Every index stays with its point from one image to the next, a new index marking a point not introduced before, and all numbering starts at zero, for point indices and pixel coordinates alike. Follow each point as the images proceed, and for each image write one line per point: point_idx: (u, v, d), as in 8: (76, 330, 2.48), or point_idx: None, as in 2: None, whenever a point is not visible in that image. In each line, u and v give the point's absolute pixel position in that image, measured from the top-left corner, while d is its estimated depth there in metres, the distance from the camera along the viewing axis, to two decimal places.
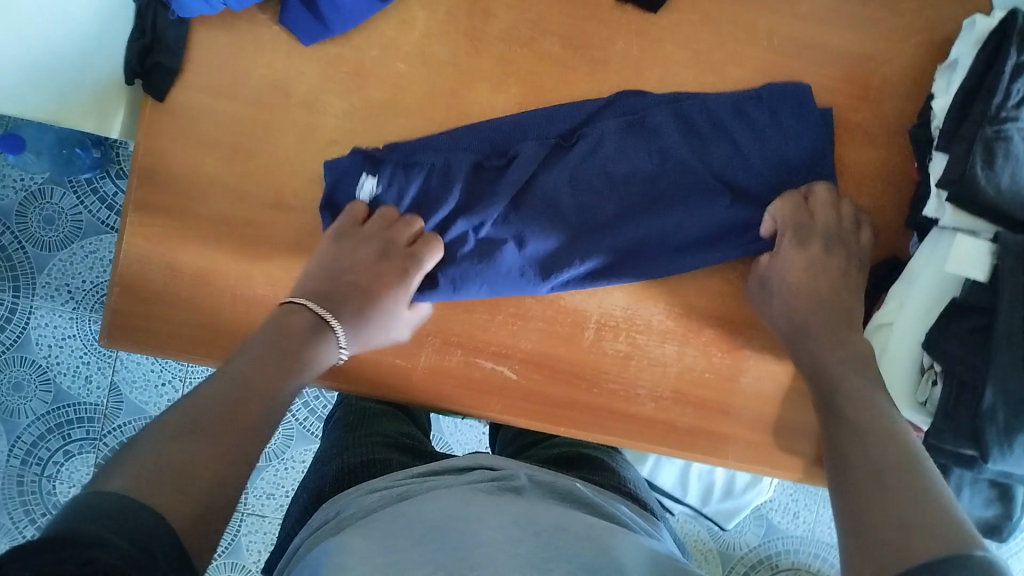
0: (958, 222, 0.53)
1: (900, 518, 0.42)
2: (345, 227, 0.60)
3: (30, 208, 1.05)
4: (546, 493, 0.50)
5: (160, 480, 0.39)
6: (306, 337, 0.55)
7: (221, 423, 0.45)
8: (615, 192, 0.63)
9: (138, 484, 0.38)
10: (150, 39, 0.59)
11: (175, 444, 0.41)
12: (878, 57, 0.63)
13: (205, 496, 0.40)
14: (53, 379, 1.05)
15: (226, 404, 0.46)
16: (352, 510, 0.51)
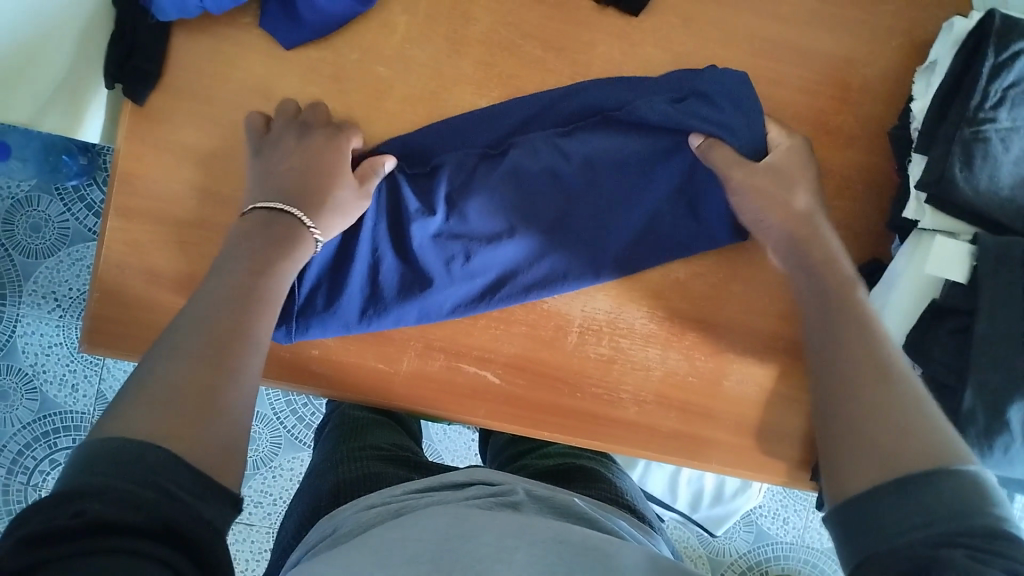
0: (937, 222, 0.54)
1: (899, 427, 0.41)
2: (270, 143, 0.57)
3: (17, 215, 1.04)
4: (543, 507, 0.50)
5: (165, 399, 0.39)
6: (278, 230, 0.52)
7: (202, 345, 0.42)
8: (555, 197, 0.63)
9: (147, 411, 0.38)
10: (131, 45, 0.60)
11: (182, 374, 0.40)
12: (857, 60, 0.64)
13: (220, 426, 0.39)
14: (40, 387, 1.04)
15: (206, 326, 0.43)
16: (349, 526, 0.51)
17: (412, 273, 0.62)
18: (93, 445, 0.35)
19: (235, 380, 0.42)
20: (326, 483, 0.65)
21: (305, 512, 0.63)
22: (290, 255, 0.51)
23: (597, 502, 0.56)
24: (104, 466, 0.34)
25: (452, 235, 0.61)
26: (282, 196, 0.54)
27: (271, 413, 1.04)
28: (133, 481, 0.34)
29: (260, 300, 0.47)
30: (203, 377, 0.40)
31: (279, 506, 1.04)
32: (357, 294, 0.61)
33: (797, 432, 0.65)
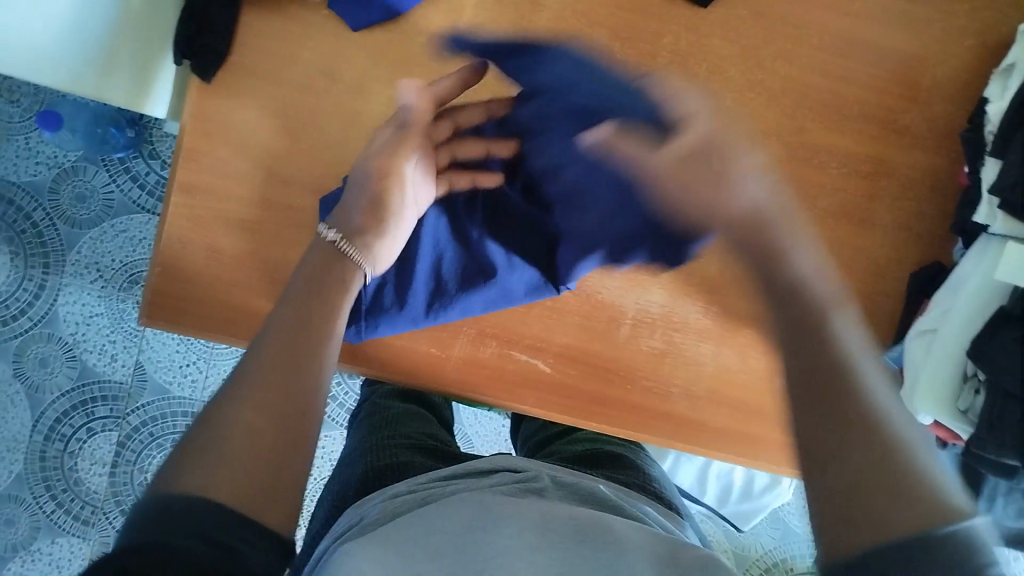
0: (1008, 228, 0.52)
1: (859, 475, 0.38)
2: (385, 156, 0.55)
3: (63, 185, 1.05)
4: (568, 493, 0.51)
5: (210, 449, 0.37)
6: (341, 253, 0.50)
7: (262, 370, 0.40)
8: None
9: (200, 465, 0.36)
10: (200, 22, 0.60)
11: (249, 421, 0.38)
12: (928, 60, 0.63)
13: (277, 465, 0.38)
14: (80, 357, 1.06)
15: (269, 355, 0.41)
16: (377, 514, 0.51)
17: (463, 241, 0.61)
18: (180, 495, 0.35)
19: (295, 409, 0.39)
20: (357, 470, 0.66)
21: (341, 495, 0.64)
22: (350, 296, 0.49)
23: (622, 489, 0.57)
24: (161, 513, 0.34)
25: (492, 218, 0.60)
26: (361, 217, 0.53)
27: None
28: (207, 520, 0.34)
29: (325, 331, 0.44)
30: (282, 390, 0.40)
31: (312, 484, 1.05)
32: (421, 288, 0.61)
33: None
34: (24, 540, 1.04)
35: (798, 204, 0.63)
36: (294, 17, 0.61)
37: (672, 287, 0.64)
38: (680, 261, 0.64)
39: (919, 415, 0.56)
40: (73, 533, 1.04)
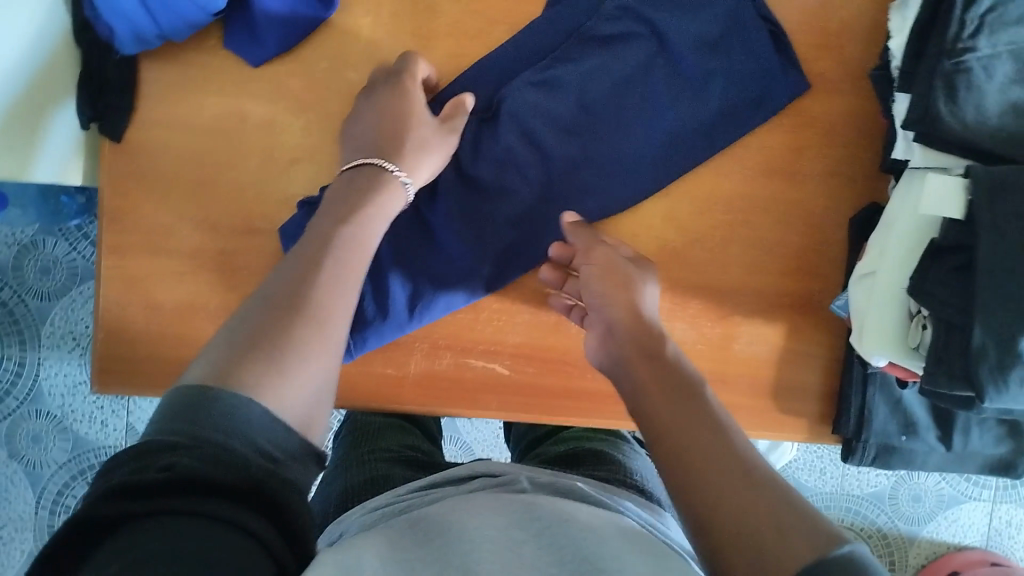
0: (928, 160, 0.53)
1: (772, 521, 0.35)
2: (370, 109, 0.58)
3: (25, 261, 1.05)
4: (546, 492, 0.50)
5: (248, 355, 0.40)
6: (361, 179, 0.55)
7: (270, 319, 0.42)
8: (569, 143, 0.62)
9: (235, 366, 0.39)
10: (99, 79, 0.60)
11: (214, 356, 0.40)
12: (833, 3, 0.62)
13: (301, 389, 0.41)
14: (71, 427, 1.06)
15: (269, 305, 0.43)
16: (355, 530, 0.51)
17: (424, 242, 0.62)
18: (195, 391, 0.37)
19: (313, 341, 0.42)
20: (337, 487, 0.65)
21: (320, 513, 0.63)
22: (376, 216, 0.53)
23: (601, 485, 0.55)
24: (204, 411, 0.37)
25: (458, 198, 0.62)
26: (373, 138, 0.57)
27: None
28: (221, 441, 0.35)
29: (336, 271, 0.47)
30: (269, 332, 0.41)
31: None
32: (400, 294, 0.60)
33: (814, 385, 0.65)
34: None
35: (727, 167, 0.63)
36: (196, 63, 0.61)
37: None
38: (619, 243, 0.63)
39: (872, 357, 0.56)
40: None
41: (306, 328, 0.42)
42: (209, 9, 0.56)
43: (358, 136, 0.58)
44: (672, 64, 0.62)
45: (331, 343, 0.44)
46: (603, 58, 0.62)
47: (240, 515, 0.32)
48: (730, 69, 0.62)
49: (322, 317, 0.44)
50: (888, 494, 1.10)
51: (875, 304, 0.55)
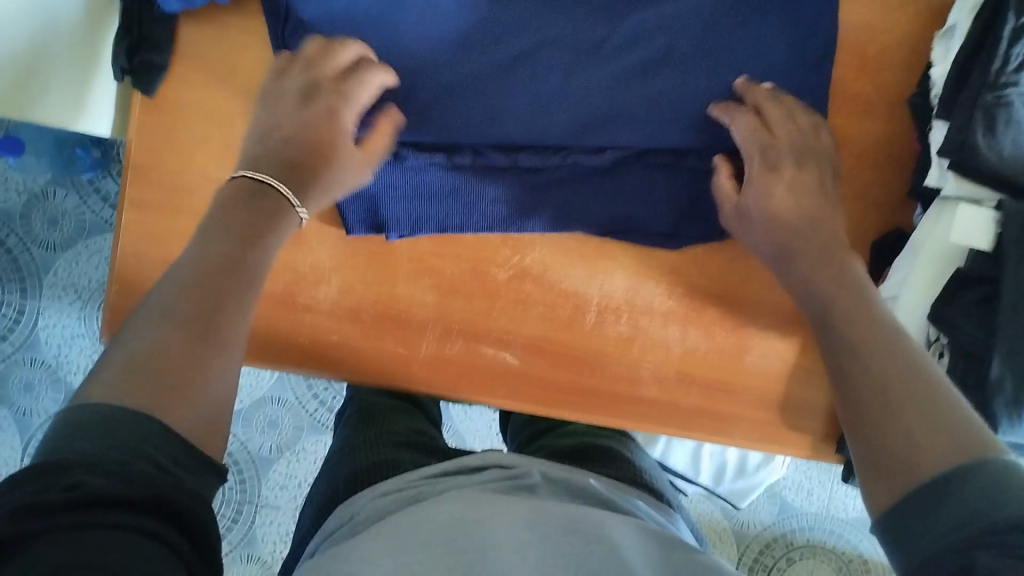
0: (961, 189, 0.53)
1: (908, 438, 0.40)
2: (280, 92, 0.57)
3: (33, 210, 1.05)
4: (558, 489, 0.51)
5: (143, 366, 0.38)
6: (267, 204, 0.51)
7: (193, 287, 0.43)
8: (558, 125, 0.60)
9: (121, 379, 0.38)
10: (139, 36, 0.59)
11: (165, 346, 0.40)
12: (874, 25, 0.62)
13: (205, 403, 0.40)
14: (64, 379, 1.05)
15: (179, 293, 0.42)
16: (364, 515, 0.51)
17: (442, 233, 0.63)
18: (86, 406, 0.36)
19: (209, 352, 0.41)
20: (347, 469, 0.65)
21: (326, 497, 0.64)
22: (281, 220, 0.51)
23: (614, 482, 0.57)
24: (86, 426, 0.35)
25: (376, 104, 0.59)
26: (279, 166, 0.54)
27: (294, 399, 1.06)
28: (124, 455, 0.35)
29: (238, 277, 0.45)
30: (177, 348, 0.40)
31: (304, 489, 1.05)
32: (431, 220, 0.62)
33: (820, 404, 0.65)
34: None
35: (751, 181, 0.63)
36: (234, 26, 0.60)
37: (636, 271, 0.64)
38: (640, 245, 0.64)
39: None
40: None
41: (224, 365, 0.42)
42: None
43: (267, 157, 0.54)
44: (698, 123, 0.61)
45: (231, 356, 0.42)
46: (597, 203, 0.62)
47: (151, 526, 0.33)
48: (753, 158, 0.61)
49: (219, 345, 0.42)
50: (871, 520, 1.11)
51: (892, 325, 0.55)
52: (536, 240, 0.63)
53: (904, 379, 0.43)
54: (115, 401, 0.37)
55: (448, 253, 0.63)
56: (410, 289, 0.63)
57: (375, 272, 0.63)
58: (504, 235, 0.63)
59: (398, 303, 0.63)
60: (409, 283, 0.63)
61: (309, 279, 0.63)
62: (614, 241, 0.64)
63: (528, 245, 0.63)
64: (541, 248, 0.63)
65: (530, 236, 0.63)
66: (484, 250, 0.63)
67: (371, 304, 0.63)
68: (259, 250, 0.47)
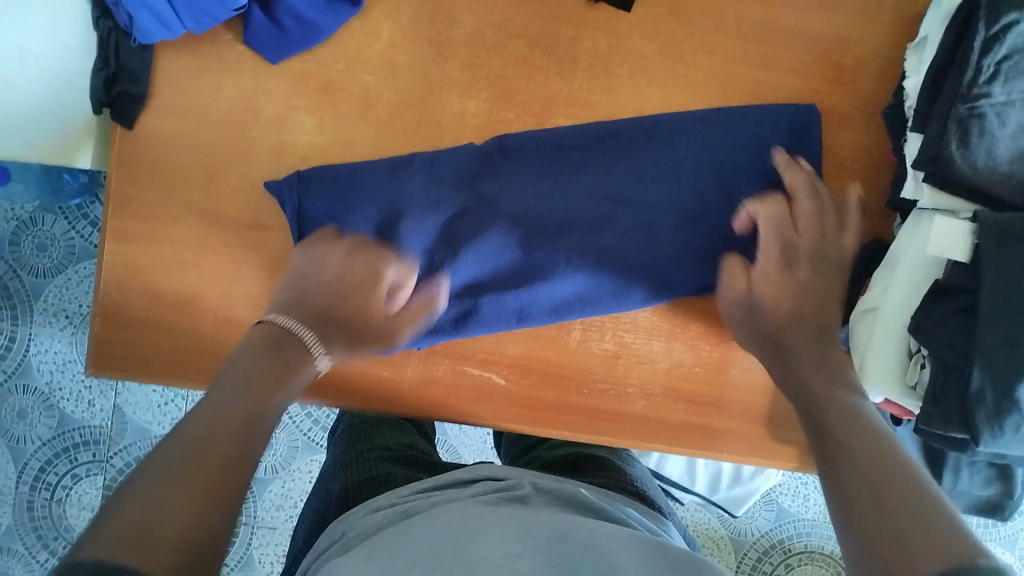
0: (936, 201, 0.53)
1: (898, 536, 0.38)
2: (328, 241, 0.59)
3: (22, 236, 1.04)
4: (550, 499, 0.51)
5: (153, 525, 0.37)
6: (291, 349, 0.54)
7: (192, 481, 0.40)
8: (557, 204, 0.62)
9: (116, 543, 0.35)
10: (116, 68, 0.59)
11: (191, 504, 0.39)
12: (849, 38, 0.62)
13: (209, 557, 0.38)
14: (57, 405, 1.05)
15: (237, 410, 0.47)
16: (357, 531, 0.51)
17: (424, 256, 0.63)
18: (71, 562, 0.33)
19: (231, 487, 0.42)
20: (338, 486, 0.65)
21: (316, 514, 0.64)
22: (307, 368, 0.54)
23: (605, 490, 0.57)
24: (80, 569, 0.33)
25: (329, 189, 0.60)
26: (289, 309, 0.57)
27: (289, 420, 1.05)
28: None
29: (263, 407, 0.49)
30: (183, 517, 0.38)
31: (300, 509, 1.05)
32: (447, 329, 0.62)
33: None
34: None
35: None
36: (211, 57, 0.60)
37: None
38: None
39: (870, 394, 0.56)
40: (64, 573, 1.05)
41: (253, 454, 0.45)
42: (233, 6, 0.56)
43: (288, 305, 0.57)
44: (629, 137, 0.63)
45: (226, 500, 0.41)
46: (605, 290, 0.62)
47: None
48: (771, 113, 0.62)
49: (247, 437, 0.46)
50: None
51: (876, 340, 0.55)
52: None
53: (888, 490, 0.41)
54: (103, 555, 0.34)
55: None
56: None
57: None
58: None
59: None
60: None
61: None
62: None
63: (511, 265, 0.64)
64: None
65: None
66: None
67: None
68: (248, 427, 0.46)
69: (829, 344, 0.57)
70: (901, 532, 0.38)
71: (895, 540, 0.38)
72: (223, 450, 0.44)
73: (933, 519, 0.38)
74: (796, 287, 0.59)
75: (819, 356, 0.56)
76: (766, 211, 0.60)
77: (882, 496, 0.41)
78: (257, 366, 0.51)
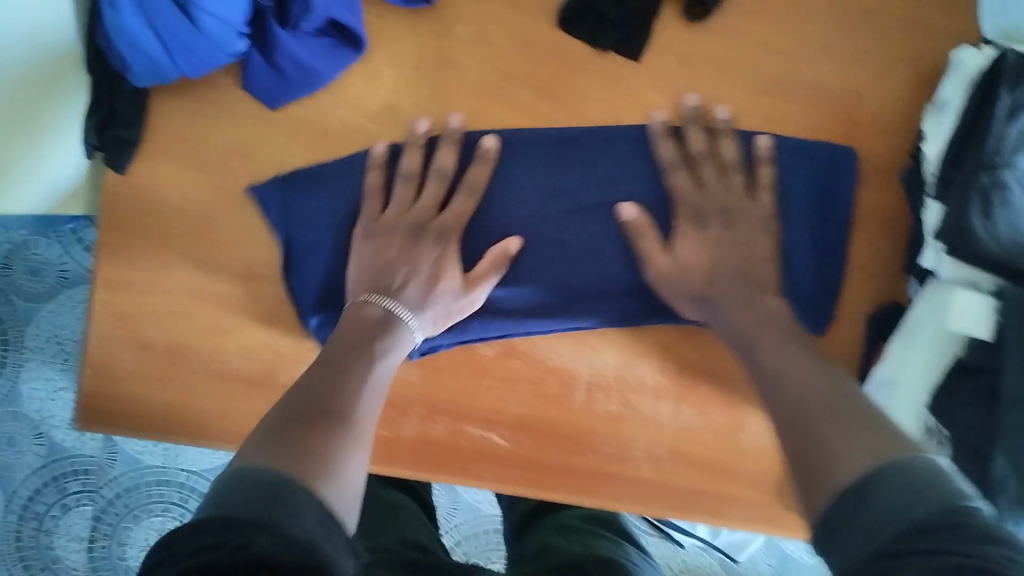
0: (956, 273, 0.52)
1: (832, 471, 0.40)
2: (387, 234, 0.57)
3: (15, 260, 1.03)
4: None
5: (269, 443, 0.41)
6: (380, 318, 0.53)
7: (282, 425, 0.42)
8: (565, 204, 0.59)
9: (230, 480, 0.38)
10: (110, 113, 0.58)
11: (291, 436, 0.41)
12: (864, 93, 0.61)
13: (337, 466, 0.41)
14: (47, 432, 1.02)
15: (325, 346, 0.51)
16: None
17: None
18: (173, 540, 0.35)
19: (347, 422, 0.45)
20: None
21: None
22: (390, 348, 0.52)
23: None
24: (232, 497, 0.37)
25: (309, 188, 0.58)
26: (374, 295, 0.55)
27: None
28: (229, 554, 0.33)
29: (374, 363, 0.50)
30: (284, 460, 0.40)
31: None
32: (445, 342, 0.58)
33: None
34: None
35: None
36: (208, 102, 0.59)
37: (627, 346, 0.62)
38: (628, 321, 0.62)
39: None
40: None
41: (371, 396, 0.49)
42: (229, 50, 0.54)
43: (372, 268, 0.56)
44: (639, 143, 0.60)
45: (349, 440, 0.44)
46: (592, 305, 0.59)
47: None
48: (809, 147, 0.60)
49: (359, 432, 0.45)
50: None
51: (893, 415, 0.53)
52: None
53: (811, 410, 0.44)
54: (203, 524, 0.35)
55: None
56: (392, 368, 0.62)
57: None
58: None
59: None
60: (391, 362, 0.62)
61: (288, 357, 0.60)
62: None
63: None
64: None
65: None
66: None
67: None
68: (347, 392, 0.47)
69: (751, 288, 0.55)
70: (826, 468, 0.41)
71: (829, 463, 0.40)
72: (324, 380, 0.47)
73: (866, 430, 0.41)
74: (731, 242, 0.56)
75: (747, 294, 0.55)
76: (671, 152, 0.59)
77: (810, 422, 0.44)
78: (358, 338, 0.52)
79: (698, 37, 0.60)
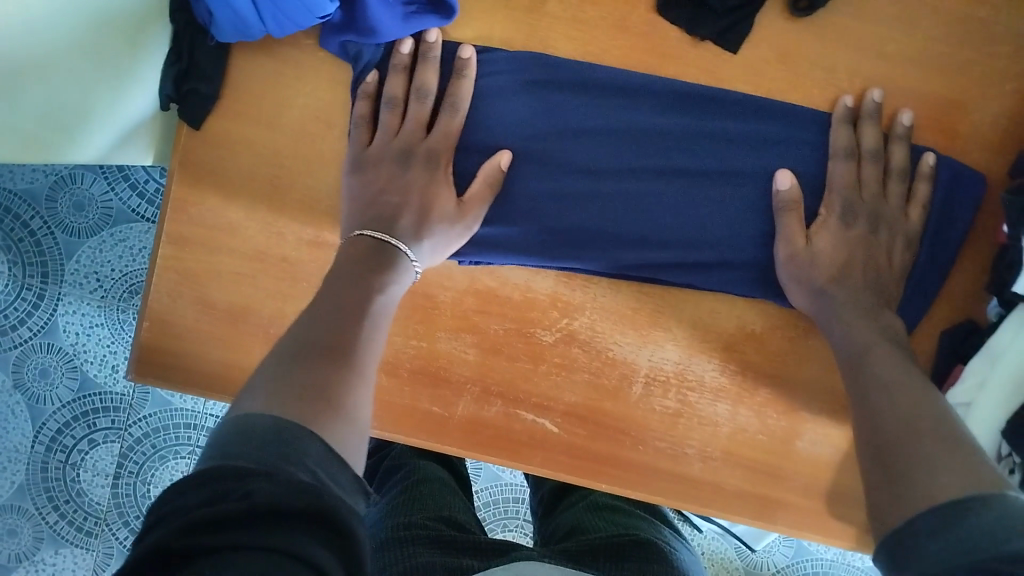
0: None
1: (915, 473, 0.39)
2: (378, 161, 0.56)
3: (59, 193, 0.99)
4: None
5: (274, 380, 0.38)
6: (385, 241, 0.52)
7: (289, 359, 0.40)
8: (612, 148, 0.59)
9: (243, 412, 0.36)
10: (188, 65, 0.57)
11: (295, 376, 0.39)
12: (964, 105, 0.59)
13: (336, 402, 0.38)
14: (81, 368, 1.00)
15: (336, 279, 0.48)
16: None
17: (487, 291, 0.61)
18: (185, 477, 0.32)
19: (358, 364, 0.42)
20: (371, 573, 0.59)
21: None
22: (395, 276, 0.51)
23: None
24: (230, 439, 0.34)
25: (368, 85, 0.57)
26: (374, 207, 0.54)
27: None
28: (224, 483, 0.31)
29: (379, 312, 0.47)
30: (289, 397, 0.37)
31: None
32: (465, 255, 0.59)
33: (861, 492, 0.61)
34: (28, 550, 0.99)
35: None
36: (291, 63, 0.58)
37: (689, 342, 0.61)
38: (693, 318, 0.61)
39: None
40: (75, 543, 0.99)
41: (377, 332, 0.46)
42: (319, 13, 0.52)
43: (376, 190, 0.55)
44: (698, 106, 0.59)
45: (363, 378, 0.41)
46: (705, 254, 0.59)
47: (302, 544, 0.29)
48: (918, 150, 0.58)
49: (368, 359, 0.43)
50: None
51: None
52: (587, 303, 0.60)
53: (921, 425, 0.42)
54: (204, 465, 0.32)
55: (493, 311, 0.61)
56: (449, 346, 0.61)
57: (415, 326, 0.61)
58: (553, 297, 0.61)
59: (437, 359, 0.61)
60: (449, 340, 0.61)
61: None
62: (668, 310, 0.61)
63: (577, 309, 0.61)
64: (591, 313, 0.60)
65: (581, 299, 0.60)
66: (531, 311, 0.61)
67: (409, 358, 0.61)
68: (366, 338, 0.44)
69: (875, 300, 0.54)
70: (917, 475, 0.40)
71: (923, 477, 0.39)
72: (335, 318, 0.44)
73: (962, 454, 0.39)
74: (874, 246, 0.56)
75: (874, 306, 0.53)
76: (844, 140, 0.58)
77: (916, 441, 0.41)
78: (375, 268, 0.50)
79: (798, 34, 0.59)
